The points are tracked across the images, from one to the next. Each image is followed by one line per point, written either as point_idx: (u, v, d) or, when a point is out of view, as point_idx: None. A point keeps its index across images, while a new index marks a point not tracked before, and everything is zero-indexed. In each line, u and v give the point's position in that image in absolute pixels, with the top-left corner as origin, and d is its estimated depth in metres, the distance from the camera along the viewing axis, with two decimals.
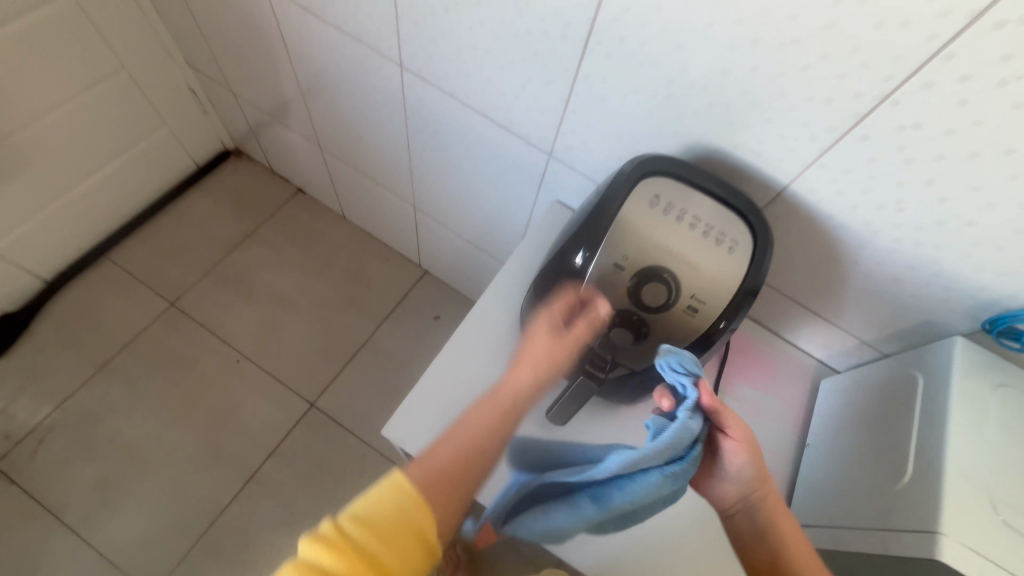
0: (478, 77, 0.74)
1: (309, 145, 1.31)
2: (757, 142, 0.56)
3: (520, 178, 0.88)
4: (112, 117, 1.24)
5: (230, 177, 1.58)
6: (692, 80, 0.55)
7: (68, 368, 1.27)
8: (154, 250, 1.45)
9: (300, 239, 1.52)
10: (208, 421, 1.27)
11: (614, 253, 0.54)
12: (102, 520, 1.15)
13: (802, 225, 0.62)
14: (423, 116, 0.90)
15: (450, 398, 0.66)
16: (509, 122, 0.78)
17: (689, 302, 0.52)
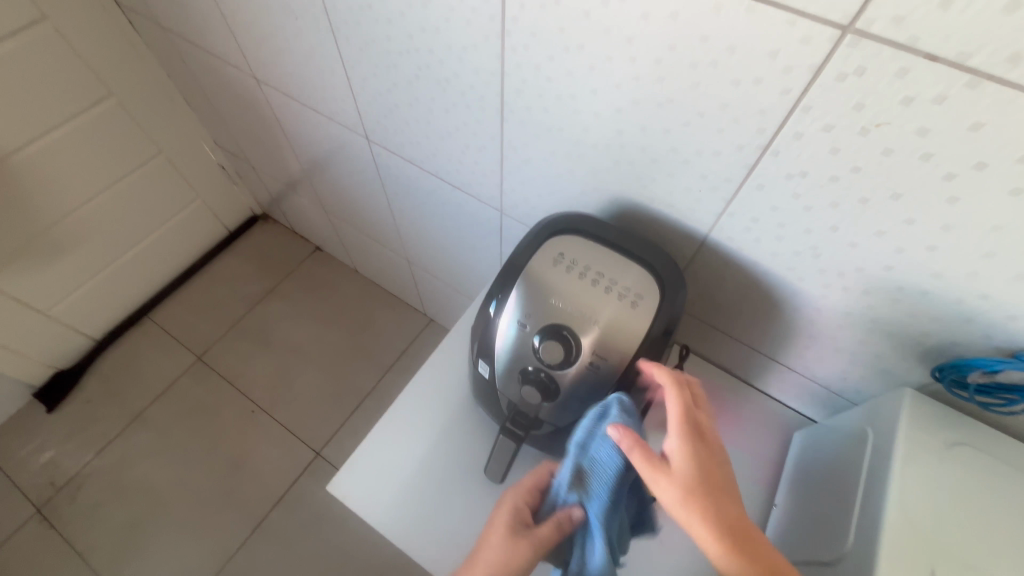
0: (427, 145, 0.79)
1: (317, 208, 1.43)
2: (667, 194, 0.56)
3: (483, 232, 0.92)
4: (153, 195, 1.42)
5: (257, 239, 1.74)
6: (595, 141, 0.57)
7: (108, 418, 1.41)
8: (188, 309, 1.60)
9: (315, 293, 1.63)
10: (222, 468, 1.34)
11: (518, 312, 0.56)
12: (124, 563, 1.23)
13: (735, 272, 0.60)
14: (394, 180, 0.97)
15: (394, 453, 0.67)
16: (461, 184, 0.82)
17: (591, 358, 0.53)
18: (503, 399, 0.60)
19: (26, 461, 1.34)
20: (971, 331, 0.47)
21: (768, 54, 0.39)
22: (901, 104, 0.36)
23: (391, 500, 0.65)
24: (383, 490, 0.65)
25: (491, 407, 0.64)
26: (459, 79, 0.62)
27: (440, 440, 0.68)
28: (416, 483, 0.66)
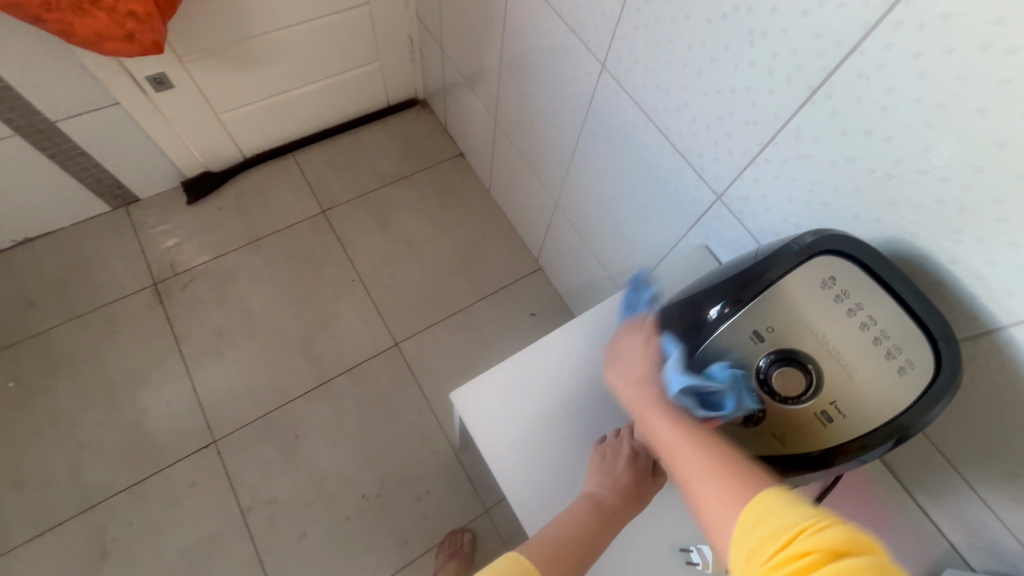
0: (676, 96, 0.71)
1: (486, 115, 1.39)
2: (984, 264, 0.47)
3: (675, 210, 0.83)
4: (345, 42, 1.42)
5: (409, 121, 1.73)
6: (929, 167, 0.47)
7: (232, 231, 1.49)
8: (327, 161, 1.63)
9: (444, 196, 1.62)
10: (310, 319, 1.40)
11: (758, 321, 0.49)
12: (206, 362, 1.33)
13: (1001, 381, 0.50)
14: (603, 118, 0.89)
15: (525, 393, 0.64)
16: (688, 151, 0.74)
17: (825, 407, 0.47)
18: None
19: (158, 238, 1.46)
20: None
21: None
22: None
23: (508, 436, 0.62)
24: (503, 419, 0.63)
25: None
26: (783, 37, 0.53)
27: (569, 402, 0.65)
28: (535, 429, 0.63)
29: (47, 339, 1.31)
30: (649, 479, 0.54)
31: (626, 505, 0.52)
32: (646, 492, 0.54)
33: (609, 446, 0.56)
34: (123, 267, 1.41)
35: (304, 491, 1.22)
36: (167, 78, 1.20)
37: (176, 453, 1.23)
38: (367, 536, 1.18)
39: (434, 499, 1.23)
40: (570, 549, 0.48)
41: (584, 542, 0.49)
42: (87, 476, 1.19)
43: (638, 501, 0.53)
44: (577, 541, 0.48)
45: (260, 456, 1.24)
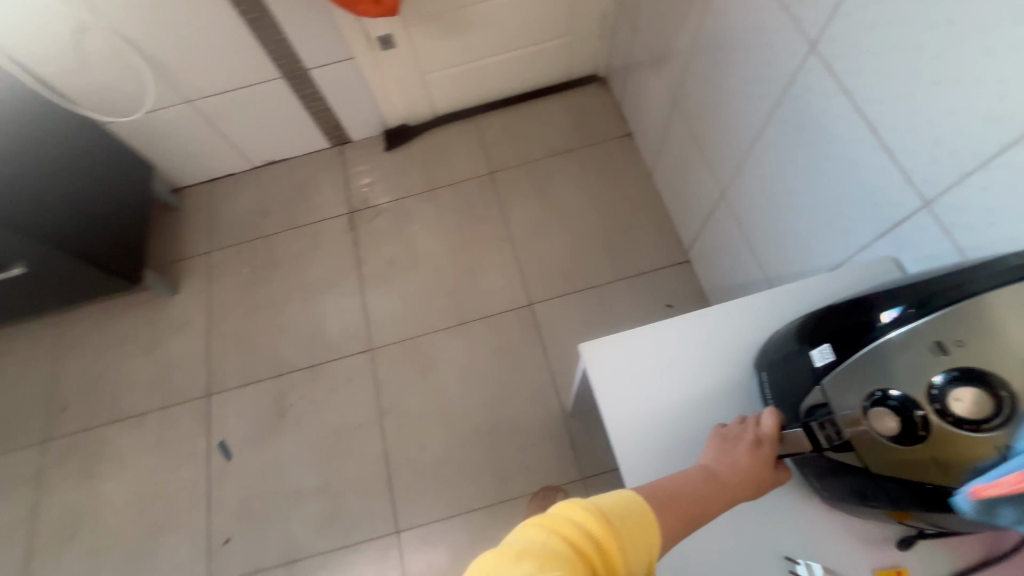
0: (897, 84, 0.63)
1: (665, 96, 1.36)
2: None
3: (864, 214, 0.75)
4: (542, 15, 1.50)
5: (584, 97, 1.77)
6: None
7: (414, 178, 1.72)
8: (503, 127, 1.76)
9: (604, 174, 1.64)
10: (463, 266, 1.57)
11: (943, 332, 0.45)
12: (376, 284, 1.58)
13: None
14: (798, 105, 0.83)
15: (654, 362, 0.66)
16: (896, 148, 0.66)
17: (1013, 441, 0.41)
18: (816, 395, 0.50)
19: (359, 175, 1.74)
20: None
21: None
22: None
23: (630, 398, 0.64)
24: (627, 380, 0.65)
25: (786, 395, 0.55)
26: None
27: (697, 382, 0.65)
28: (658, 398, 0.64)
29: (273, 241, 1.67)
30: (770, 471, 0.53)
31: (741, 485, 0.52)
32: (765, 483, 0.53)
33: (732, 430, 0.56)
34: (331, 194, 1.72)
35: (430, 410, 1.39)
36: (393, 40, 1.42)
37: (342, 351, 1.50)
38: (473, 465, 1.32)
39: (537, 452, 1.31)
40: (680, 506, 0.49)
41: (694, 504, 0.50)
42: (280, 352, 1.52)
43: (756, 486, 0.52)
44: (688, 501, 0.50)
45: (402, 371, 1.45)
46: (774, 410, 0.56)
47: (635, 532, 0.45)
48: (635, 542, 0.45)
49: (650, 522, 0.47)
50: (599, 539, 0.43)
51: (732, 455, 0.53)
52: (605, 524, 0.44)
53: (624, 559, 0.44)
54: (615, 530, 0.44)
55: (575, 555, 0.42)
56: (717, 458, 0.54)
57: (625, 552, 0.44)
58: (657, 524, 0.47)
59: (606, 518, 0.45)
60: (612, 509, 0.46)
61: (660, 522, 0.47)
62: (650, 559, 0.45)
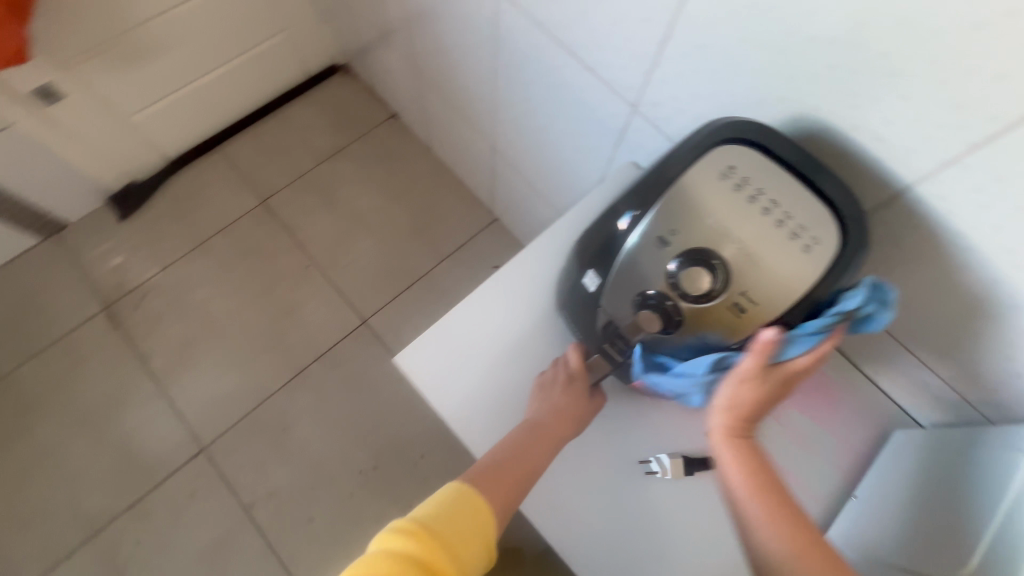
0: (570, 8, 0.67)
1: (406, 69, 1.31)
2: (884, 123, 0.45)
3: (599, 131, 0.80)
4: (240, 15, 1.31)
5: (334, 91, 1.64)
6: (815, 31, 0.45)
7: (173, 239, 1.44)
8: (257, 149, 1.55)
9: (385, 163, 1.56)
10: (275, 312, 1.38)
11: (661, 225, 0.48)
12: (178, 375, 1.32)
13: (917, 242, 0.49)
14: (510, 47, 0.85)
15: (471, 344, 0.63)
16: (595, 65, 0.70)
17: (736, 298, 0.44)
18: (602, 316, 0.53)
19: (99, 260, 1.40)
20: None
21: None
22: None
23: (461, 387, 0.61)
24: (451, 371, 0.62)
25: (582, 326, 0.57)
26: None
27: (513, 345, 0.64)
28: (485, 376, 0.62)
29: (10, 383, 1.28)
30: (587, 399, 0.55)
31: (564, 426, 0.53)
32: (585, 414, 0.55)
33: (549, 372, 0.57)
34: (70, 296, 1.36)
35: (303, 478, 1.24)
36: (56, 89, 1.12)
37: (168, 467, 1.24)
38: (373, 508, 1.22)
39: (430, 460, 1.26)
40: (512, 472, 0.49)
41: (523, 464, 0.50)
42: (84, 507, 1.20)
43: (580, 422, 0.54)
44: (517, 466, 0.49)
45: (252, 454, 1.26)
46: (579, 344, 0.58)
47: (460, 528, 0.43)
48: (462, 539, 0.43)
49: (480, 509, 0.46)
50: (424, 558, 0.41)
51: (551, 400, 0.54)
52: (424, 538, 0.41)
53: (456, 560, 0.42)
54: (439, 538, 0.42)
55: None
56: (539, 408, 0.54)
57: (456, 554, 0.42)
58: (489, 505, 0.46)
59: (425, 530, 0.42)
60: (431, 517, 0.43)
61: (488, 502, 0.46)
62: (485, 546, 0.45)
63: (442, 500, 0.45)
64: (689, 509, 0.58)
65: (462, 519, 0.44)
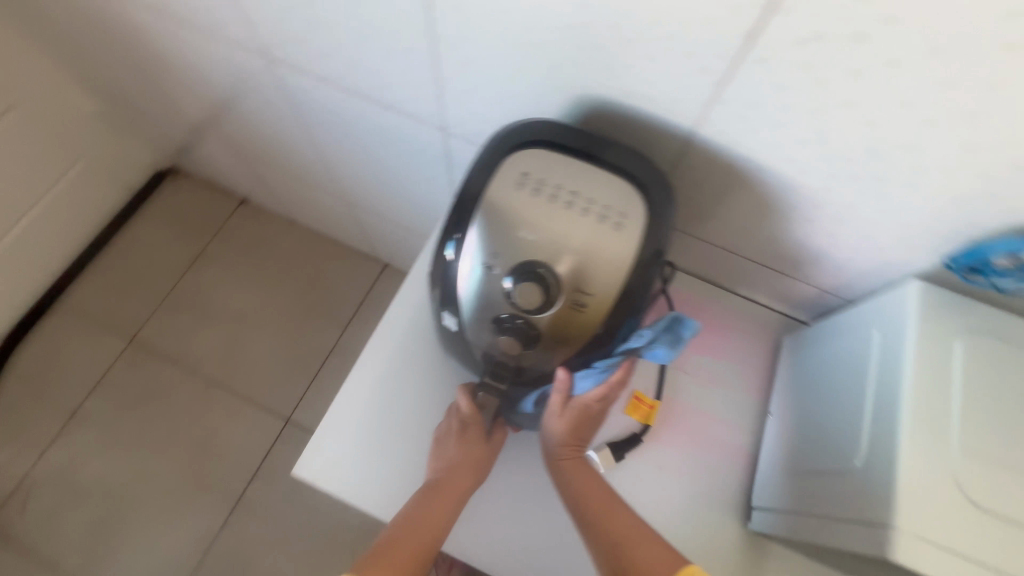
0: (341, 56, 0.64)
1: (230, 154, 1.22)
2: (645, 84, 0.46)
3: (427, 159, 0.78)
4: (21, 163, 1.12)
5: (168, 198, 1.49)
6: (550, 21, 0.45)
7: (39, 421, 1.26)
8: (103, 288, 1.39)
9: (251, 251, 1.44)
10: (187, 451, 1.25)
11: (481, 252, 0.45)
12: (101, 564, 1.16)
13: (722, 176, 0.52)
14: (311, 105, 0.80)
15: (368, 425, 0.58)
16: (394, 101, 0.67)
17: (573, 296, 0.44)
18: (476, 349, 0.51)
19: None
20: (990, 211, 0.42)
21: None
22: None
23: (372, 474, 0.57)
24: (357, 462, 0.57)
25: (468, 362, 0.55)
26: None
27: (413, 408, 0.59)
28: (393, 452, 0.58)
29: None
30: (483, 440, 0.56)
31: (464, 478, 0.53)
32: (485, 456, 0.55)
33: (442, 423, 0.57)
34: None
35: None
36: None
37: None
38: None
39: None
40: (413, 545, 0.48)
41: (424, 532, 0.49)
42: None
43: (480, 466, 0.55)
44: (416, 535, 0.49)
45: None
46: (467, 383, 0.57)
47: None
48: None
49: None
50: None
51: (449, 455, 0.55)
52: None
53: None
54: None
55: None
56: (440, 465, 0.54)
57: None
58: None
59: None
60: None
61: None
62: None
63: None
64: (631, 491, 0.60)
65: None
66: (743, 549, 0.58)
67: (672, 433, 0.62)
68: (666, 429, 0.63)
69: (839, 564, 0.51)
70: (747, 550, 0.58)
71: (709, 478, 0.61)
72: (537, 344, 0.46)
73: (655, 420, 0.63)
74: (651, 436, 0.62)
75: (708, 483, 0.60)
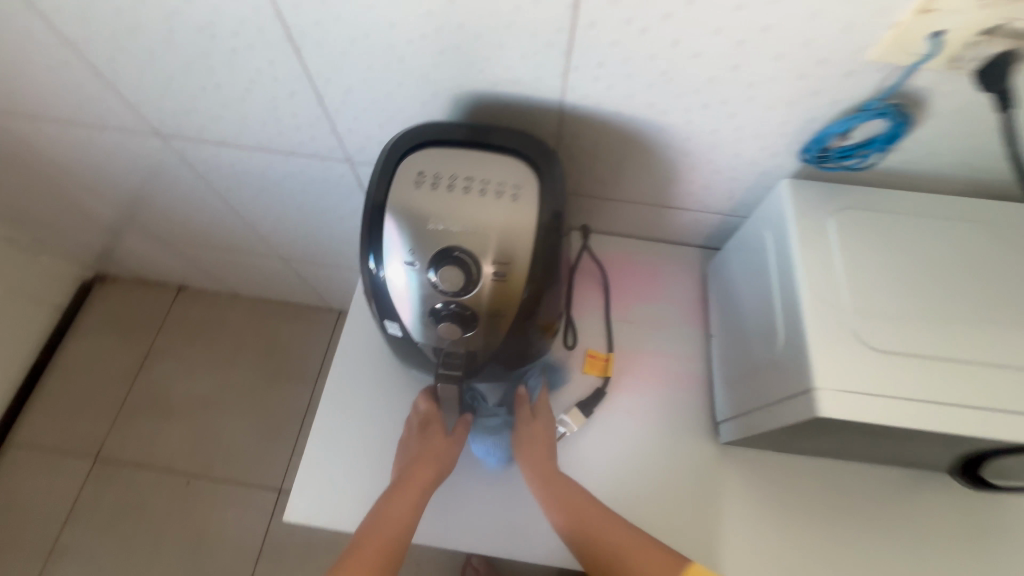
0: (232, 117, 0.66)
1: (154, 243, 1.20)
2: (507, 70, 0.51)
3: (344, 193, 0.81)
4: None
5: (101, 306, 1.44)
6: (407, 36, 0.49)
7: (15, 569, 1.18)
8: (53, 414, 1.33)
9: (201, 336, 1.41)
10: (183, 553, 1.20)
11: (401, 254, 0.48)
12: None
13: (601, 135, 0.57)
14: (218, 172, 0.82)
15: (348, 453, 0.61)
16: (294, 146, 0.70)
17: (494, 269, 0.48)
18: (426, 347, 0.54)
19: None
20: (821, 104, 0.48)
21: None
22: None
23: (363, 496, 0.59)
24: (345, 489, 0.59)
25: (423, 364, 0.58)
26: (224, 15, 0.50)
27: (385, 424, 0.63)
28: (377, 469, 0.60)
29: None
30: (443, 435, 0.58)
31: (424, 469, 0.55)
32: (446, 450, 0.57)
33: (406, 423, 0.61)
34: None
35: None
36: None
37: None
38: None
39: None
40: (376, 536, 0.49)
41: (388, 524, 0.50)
42: None
43: (443, 459, 0.56)
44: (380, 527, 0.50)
45: None
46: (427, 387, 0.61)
47: None
48: None
49: None
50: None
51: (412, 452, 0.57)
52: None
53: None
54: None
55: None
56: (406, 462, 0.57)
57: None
58: None
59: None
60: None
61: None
62: None
63: None
64: (611, 441, 0.63)
65: None
66: (719, 462, 0.62)
67: (631, 378, 0.67)
68: (625, 376, 0.67)
69: (798, 445, 0.56)
70: (723, 463, 0.62)
71: (675, 408, 0.65)
72: (475, 323, 0.49)
73: (614, 371, 0.67)
74: (614, 387, 0.66)
75: (676, 413, 0.65)
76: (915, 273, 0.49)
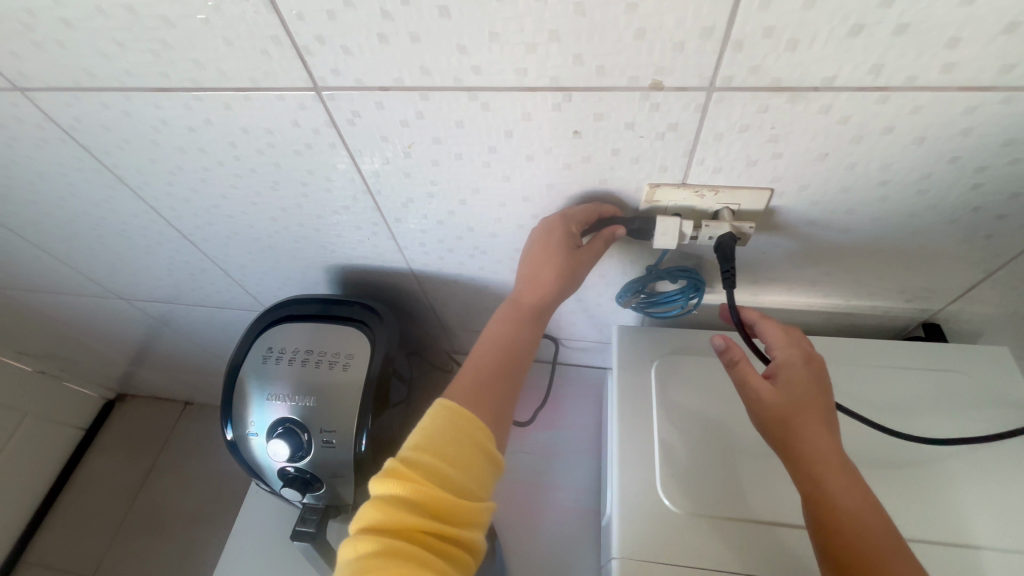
0: (169, 285, 0.78)
1: (155, 371, 1.34)
2: (353, 250, 0.59)
3: None
4: None
5: (118, 423, 1.58)
6: (265, 232, 0.58)
7: None
8: (63, 532, 1.42)
9: (200, 449, 1.52)
10: None
11: (249, 424, 0.55)
12: None
13: (455, 289, 0.64)
14: (177, 320, 0.94)
15: None
16: (223, 302, 0.81)
17: (322, 436, 0.53)
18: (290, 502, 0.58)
19: None
20: (621, 264, 0.52)
21: (293, 125, 0.42)
22: (406, 126, 0.40)
23: None
24: None
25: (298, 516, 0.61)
26: (132, 224, 0.62)
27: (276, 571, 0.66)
28: None
29: None
30: (585, 249, 0.44)
31: (552, 282, 0.44)
32: (581, 263, 0.44)
33: (554, 225, 0.44)
34: None
35: None
36: None
37: None
38: None
39: None
40: (494, 370, 0.43)
41: (496, 377, 0.43)
42: None
43: (570, 280, 0.45)
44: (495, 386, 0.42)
45: None
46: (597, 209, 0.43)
47: (451, 452, 0.37)
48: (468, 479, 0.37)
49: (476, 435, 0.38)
50: (422, 499, 0.34)
51: (541, 266, 0.44)
52: (419, 474, 0.36)
53: (458, 493, 0.36)
54: (443, 463, 0.36)
55: (383, 557, 0.32)
56: (537, 274, 0.45)
57: (460, 482, 0.36)
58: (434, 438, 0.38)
59: (414, 467, 0.36)
60: (418, 444, 0.37)
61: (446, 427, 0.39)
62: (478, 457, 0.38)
63: (437, 431, 0.38)
64: None
65: (452, 454, 0.37)
66: None
67: (520, 513, 0.67)
68: (515, 511, 0.67)
69: None
70: None
71: (563, 544, 0.64)
72: (320, 482, 0.54)
73: (505, 506, 0.68)
74: (505, 523, 0.67)
75: (564, 550, 0.64)
76: (733, 421, 0.50)
